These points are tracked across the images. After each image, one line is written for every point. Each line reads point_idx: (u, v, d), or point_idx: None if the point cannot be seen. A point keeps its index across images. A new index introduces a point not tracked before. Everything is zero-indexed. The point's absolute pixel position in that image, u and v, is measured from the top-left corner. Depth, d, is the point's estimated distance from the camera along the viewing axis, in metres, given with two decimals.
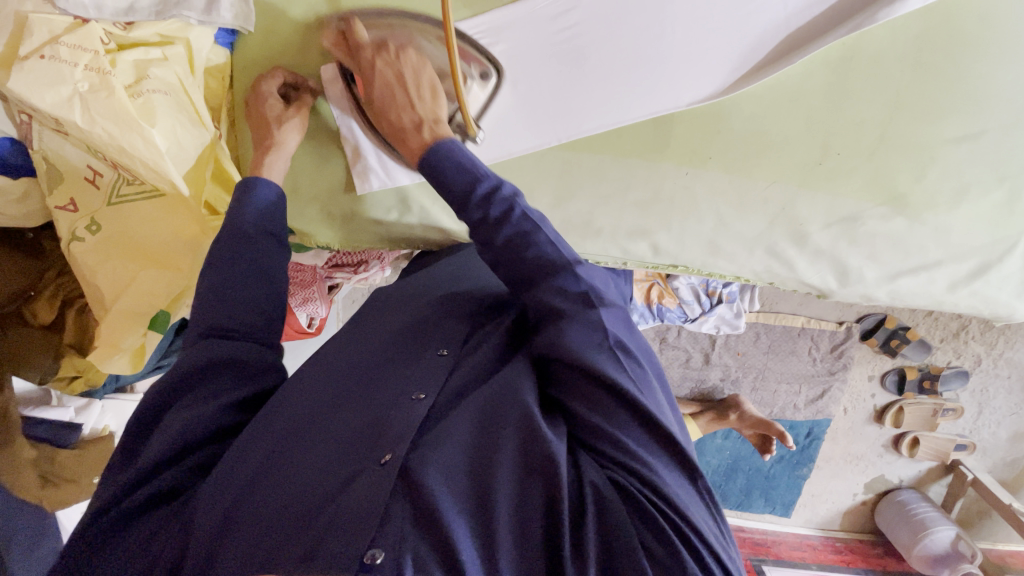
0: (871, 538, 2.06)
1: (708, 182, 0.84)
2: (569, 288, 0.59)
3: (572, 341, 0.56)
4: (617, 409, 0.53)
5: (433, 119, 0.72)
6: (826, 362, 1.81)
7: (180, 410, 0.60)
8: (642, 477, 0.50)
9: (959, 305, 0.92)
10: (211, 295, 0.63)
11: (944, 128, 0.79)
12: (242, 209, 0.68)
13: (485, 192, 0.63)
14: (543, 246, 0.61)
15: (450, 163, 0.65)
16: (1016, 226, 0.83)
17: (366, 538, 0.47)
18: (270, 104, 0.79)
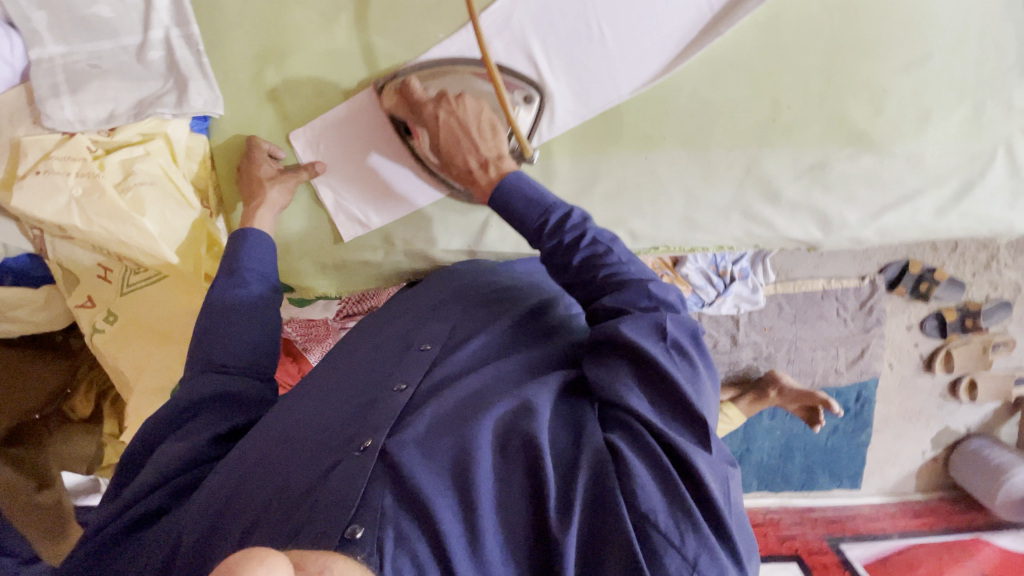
0: (952, 496, 1.94)
1: (666, 160, 0.86)
2: (634, 300, 0.63)
3: (629, 333, 0.60)
4: (648, 387, 0.59)
5: (497, 159, 0.73)
6: (858, 320, 1.76)
7: (176, 439, 0.66)
8: (648, 442, 0.55)
9: (953, 229, 0.89)
10: (209, 340, 0.70)
11: (887, 60, 0.79)
12: (239, 257, 0.77)
13: (557, 222, 0.67)
14: (607, 266, 0.65)
15: (518, 199, 0.69)
16: (989, 138, 0.82)
17: (345, 517, 0.51)
18: (264, 167, 0.87)
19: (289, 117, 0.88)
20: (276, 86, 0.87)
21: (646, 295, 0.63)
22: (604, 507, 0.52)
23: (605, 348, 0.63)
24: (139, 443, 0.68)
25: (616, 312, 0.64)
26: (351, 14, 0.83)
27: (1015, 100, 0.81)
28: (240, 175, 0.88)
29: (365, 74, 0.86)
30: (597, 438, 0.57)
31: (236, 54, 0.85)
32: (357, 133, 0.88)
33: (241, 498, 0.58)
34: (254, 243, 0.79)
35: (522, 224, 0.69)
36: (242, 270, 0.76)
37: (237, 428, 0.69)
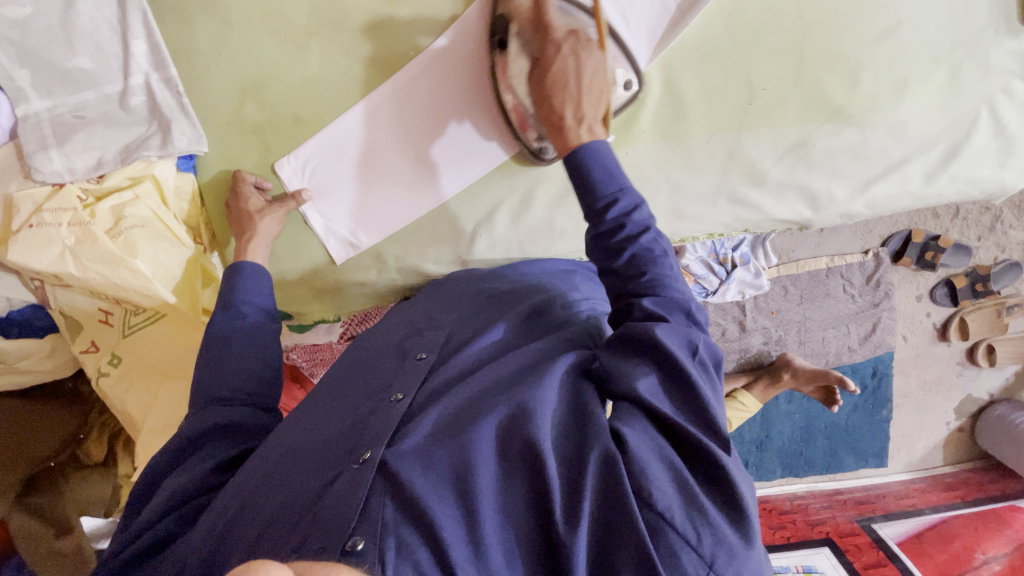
0: (981, 464, 1.91)
1: (647, 155, 0.86)
2: (671, 305, 0.63)
3: (663, 337, 0.60)
4: (666, 387, 0.60)
5: (593, 121, 0.66)
6: (867, 295, 1.74)
7: (182, 470, 0.67)
8: (664, 445, 0.57)
9: (943, 194, 0.88)
10: (208, 373, 0.73)
11: (858, 32, 0.79)
12: (236, 291, 0.79)
13: (617, 212, 0.64)
14: (654, 271, 0.64)
15: (597, 172, 0.64)
16: (971, 100, 0.81)
17: (347, 530, 0.52)
18: (252, 200, 0.88)
19: (272, 148, 0.89)
20: (257, 119, 0.88)
21: (683, 311, 0.63)
22: (616, 504, 0.52)
23: (628, 342, 0.63)
24: (147, 478, 0.69)
25: (649, 318, 0.63)
26: (324, 41, 0.84)
27: (993, 59, 0.80)
28: (229, 211, 0.89)
29: (342, 98, 0.87)
30: (605, 438, 0.56)
31: (216, 92, 0.87)
32: (351, 151, 0.89)
33: (243, 520, 0.59)
34: (250, 276, 0.81)
35: (585, 196, 0.65)
36: (241, 304, 0.78)
37: (241, 456, 0.71)
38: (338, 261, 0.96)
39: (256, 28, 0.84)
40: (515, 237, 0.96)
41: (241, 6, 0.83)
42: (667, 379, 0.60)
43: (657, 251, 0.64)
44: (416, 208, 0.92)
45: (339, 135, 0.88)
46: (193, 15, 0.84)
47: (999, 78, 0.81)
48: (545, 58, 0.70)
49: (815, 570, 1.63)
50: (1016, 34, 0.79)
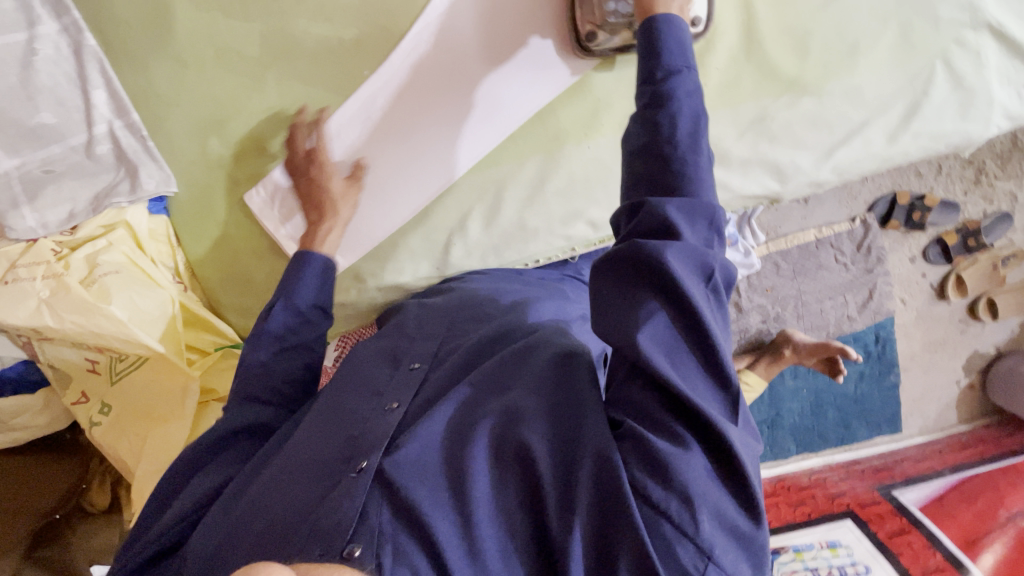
0: (997, 420, 1.88)
1: (609, 147, 0.89)
2: (693, 213, 0.53)
3: (673, 260, 0.51)
4: (673, 324, 0.53)
5: (682, 2, 0.61)
6: (859, 262, 1.73)
7: (203, 475, 0.73)
8: (668, 420, 0.52)
9: (910, 153, 0.87)
10: (253, 369, 0.76)
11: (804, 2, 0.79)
12: (296, 286, 0.78)
13: (677, 85, 0.57)
14: (687, 165, 0.54)
15: (668, 43, 0.57)
16: (924, 56, 0.81)
17: (344, 537, 0.54)
18: (332, 180, 0.85)
19: (239, 181, 0.90)
20: (221, 155, 0.89)
21: (707, 222, 0.54)
22: (614, 500, 0.51)
23: (629, 264, 0.54)
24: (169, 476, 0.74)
25: (663, 228, 0.53)
26: (279, 71, 0.86)
27: (942, 13, 0.80)
28: (308, 187, 0.85)
29: (301, 124, 0.88)
30: (598, 433, 0.54)
31: (180, 133, 0.88)
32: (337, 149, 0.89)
33: (243, 527, 0.61)
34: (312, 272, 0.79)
35: (649, 61, 0.58)
36: (300, 303, 0.78)
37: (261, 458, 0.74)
38: None
39: (211, 66, 0.86)
40: (489, 244, 0.95)
41: (195, 46, 0.85)
42: (677, 318, 0.52)
43: (698, 146, 0.55)
44: (394, 216, 0.92)
45: (304, 158, 0.89)
46: (150, 60, 0.85)
47: (951, 31, 0.80)
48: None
49: (841, 544, 1.57)
50: None
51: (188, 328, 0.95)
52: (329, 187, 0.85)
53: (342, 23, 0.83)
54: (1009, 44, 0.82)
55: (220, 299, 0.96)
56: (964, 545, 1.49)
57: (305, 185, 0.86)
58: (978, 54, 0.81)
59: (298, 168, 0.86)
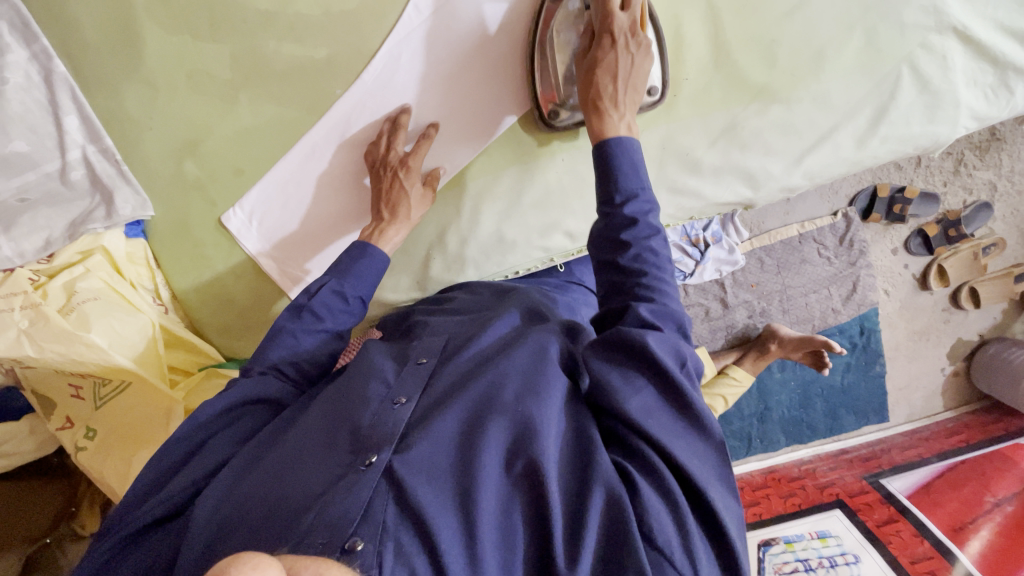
0: (982, 406, 1.91)
1: (584, 157, 0.89)
2: (663, 310, 0.62)
3: (655, 348, 0.59)
4: (658, 399, 0.61)
5: (631, 121, 0.70)
6: (842, 256, 1.75)
7: (222, 441, 0.71)
8: (670, 483, 0.57)
9: (879, 156, 0.88)
10: (285, 350, 0.77)
11: (771, 10, 0.80)
12: (351, 273, 0.81)
13: (634, 206, 0.65)
14: (652, 275, 0.63)
15: (624, 162, 0.66)
16: (890, 60, 0.82)
17: (348, 531, 0.53)
18: (413, 176, 0.84)
19: (216, 202, 0.90)
20: (196, 177, 0.89)
21: (675, 323, 0.63)
22: (619, 535, 0.54)
23: (618, 349, 0.62)
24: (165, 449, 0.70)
25: (642, 324, 0.62)
26: (251, 93, 0.86)
27: (906, 18, 0.80)
28: (384, 182, 0.84)
29: (275, 145, 0.88)
30: (607, 471, 0.57)
31: (154, 156, 0.88)
32: (324, 176, 0.89)
33: (246, 508, 0.59)
34: (368, 264, 0.81)
35: (607, 183, 0.67)
36: (349, 292, 0.80)
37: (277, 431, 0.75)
38: (293, 298, 0.94)
39: (183, 89, 0.86)
40: (468, 257, 0.95)
41: (166, 70, 0.85)
42: (665, 392, 0.61)
43: (660, 258, 0.65)
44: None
45: (279, 178, 0.89)
46: (121, 85, 0.85)
47: (916, 35, 0.81)
48: (596, 45, 0.70)
49: (830, 534, 1.59)
50: None
51: (170, 349, 0.95)
52: (408, 194, 0.83)
53: (313, 43, 0.83)
54: (973, 46, 0.83)
55: (202, 319, 0.96)
56: (950, 530, 1.49)
57: (386, 182, 0.84)
58: (944, 57, 0.82)
59: (380, 162, 0.84)
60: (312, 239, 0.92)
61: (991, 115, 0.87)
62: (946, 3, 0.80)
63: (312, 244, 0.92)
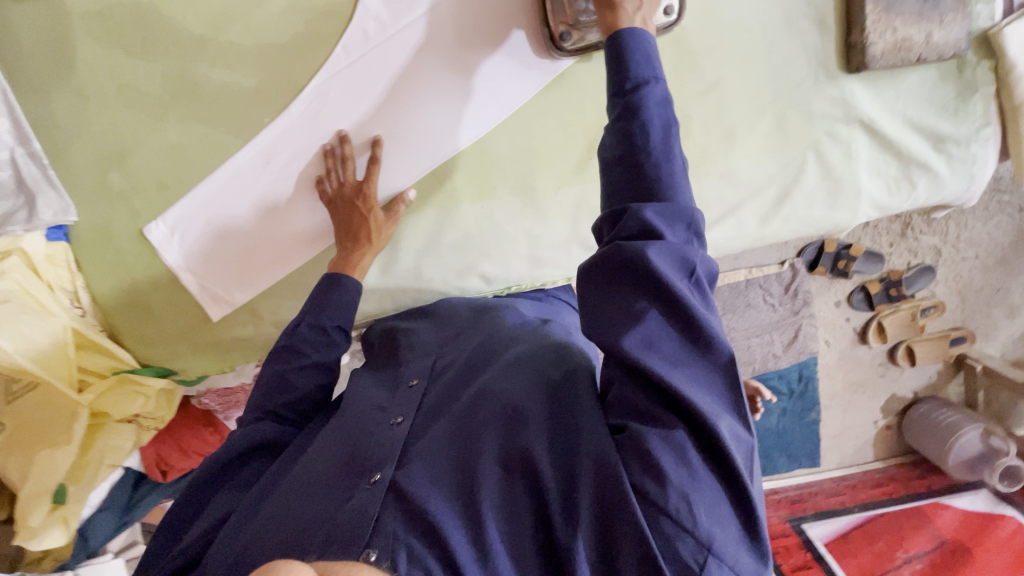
0: (912, 460, 1.92)
1: (502, 207, 0.92)
2: (672, 210, 0.56)
3: (654, 257, 0.54)
4: (664, 320, 0.56)
5: (647, 20, 0.66)
6: (786, 304, 1.73)
7: (227, 490, 0.77)
8: (677, 430, 0.54)
9: (781, 235, 0.91)
10: (273, 395, 0.82)
11: (686, 86, 0.83)
12: (327, 306, 0.84)
13: (646, 94, 0.60)
14: (664, 167, 0.57)
15: (637, 55, 0.62)
16: (797, 146, 0.85)
17: (362, 542, 0.57)
18: (376, 212, 0.87)
19: (140, 213, 0.92)
20: (121, 187, 0.91)
21: (686, 225, 0.57)
22: (614, 505, 0.53)
23: (618, 271, 0.57)
24: (183, 500, 0.77)
25: (646, 231, 0.56)
26: (179, 112, 0.87)
27: (815, 106, 0.84)
28: (346, 218, 0.87)
29: (200, 165, 0.89)
30: (595, 440, 0.57)
31: (81, 164, 0.90)
32: (294, 151, 0.88)
33: (260, 536, 0.63)
34: (344, 294, 0.85)
35: (617, 74, 0.62)
36: (326, 321, 0.84)
37: None
38: (212, 316, 0.96)
39: (113, 101, 0.87)
40: (384, 290, 0.97)
41: (97, 82, 0.86)
42: (667, 315, 0.55)
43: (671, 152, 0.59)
44: (290, 263, 0.94)
45: (202, 197, 0.91)
46: (52, 92, 0.87)
47: (824, 123, 0.84)
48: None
49: None
50: (836, 81, 0.83)
51: (83, 351, 0.96)
52: (367, 222, 0.86)
53: (243, 71, 0.85)
54: (879, 138, 0.86)
55: (119, 326, 0.97)
56: None
57: (347, 214, 0.87)
58: (849, 147, 0.86)
59: (342, 206, 0.88)
60: (264, 237, 0.92)
61: (892, 206, 0.90)
62: (855, 97, 0.84)
63: (268, 237, 0.92)
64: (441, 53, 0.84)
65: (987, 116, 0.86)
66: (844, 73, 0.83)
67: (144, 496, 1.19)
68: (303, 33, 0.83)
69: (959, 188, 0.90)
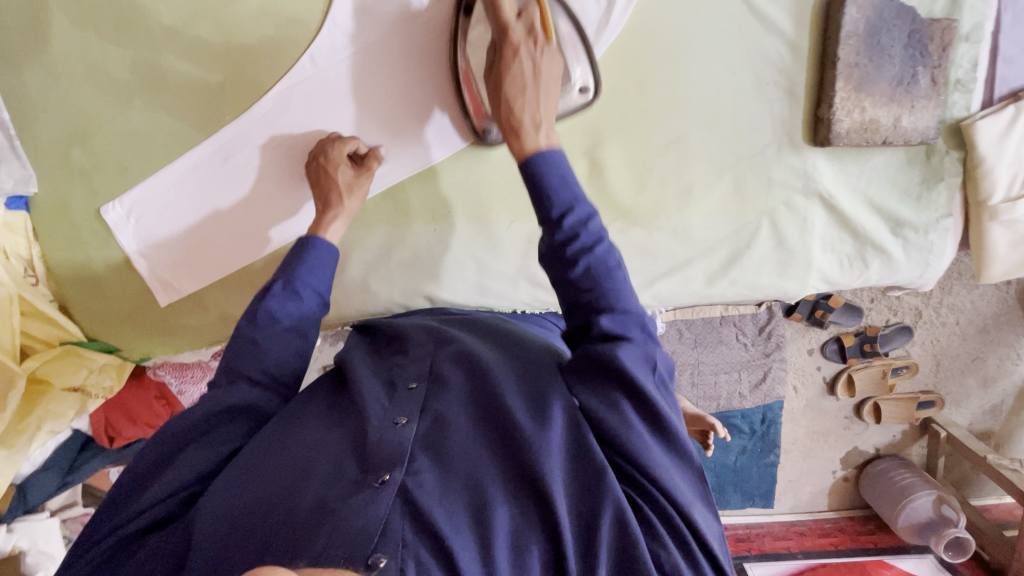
0: (862, 515, 1.85)
1: (455, 233, 0.94)
2: (626, 318, 0.56)
3: (625, 360, 0.55)
4: (636, 411, 0.57)
5: (552, 133, 0.59)
6: (758, 345, 1.61)
7: (200, 447, 0.65)
8: (674, 514, 0.57)
9: (727, 296, 0.90)
10: (246, 351, 0.68)
11: (646, 140, 0.82)
12: (299, 267, 0.72)
13: (574, 220, 0.55)
14: (608, 288, 0.55)
15: (552, 178, 0.56)
16: (752, 212, 0.85)
17: (368, 546, 0.51)
18: (341, 171, 0.82)
19: (100, 193, 0.93)
20: (84, 166, 0.92)
21: (641, 327, 0.57)
22: (631, 562, 0.54)
23: (594, 370, 0.58)
24: (152, 444, 0.66)
25: (609, 338, 0.56)
26: (145, 99, 0.88)
27: (775, 174, 0.83)
28: (319, 178, 0.83)
29: (163, 156, 0.90)
30: (617, 492, 0.56)
31: (45, 138, 0.90)
32: (264, 154, 0.88)
33: (248, 524, 0.56)
34: (316, 256, 0.73)
35: (539, 205, 0.56)
36: (301, 286, 0.71)
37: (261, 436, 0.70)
38: (161, 303, 0.98)
39: (80, 80, 0.87)
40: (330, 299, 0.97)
41: (67, 60, 0.87)
42: (645, 413, 0.57)
43: (611, 264, 0.55)
44: (238, 258, 0.95)
45: (159, 184, 0.91)
46: (23, 65, 0.87)
47: (782, 193, 0.84)
48: (497, 60, 0.63)
49: None
50: (800, 153, 0.82)
51: (29, 319, 0.97)
52: (336, 180, 0.81)
53: (210, 67, 0.85)
54: (837, 216, 0.85)
55: (70, 298, 0.98)
56: None
57: (316, 175, 0.83)
58: (805, 220, 0.85)
59: (316, 169, 0.83)
60: (217, 235, 0.93)
61: (843, 282, 0.89)
62: (818, 170, 0.83)
63: (222, 235, 0.93)
64: (402, 79, 0.84)
65: (950, 207, 0.85)
66: (809, 146, 0.82)
67: (88, 459, 1.21)
68: (274, 38, 0.84)
69: (912, 273, 0.88)
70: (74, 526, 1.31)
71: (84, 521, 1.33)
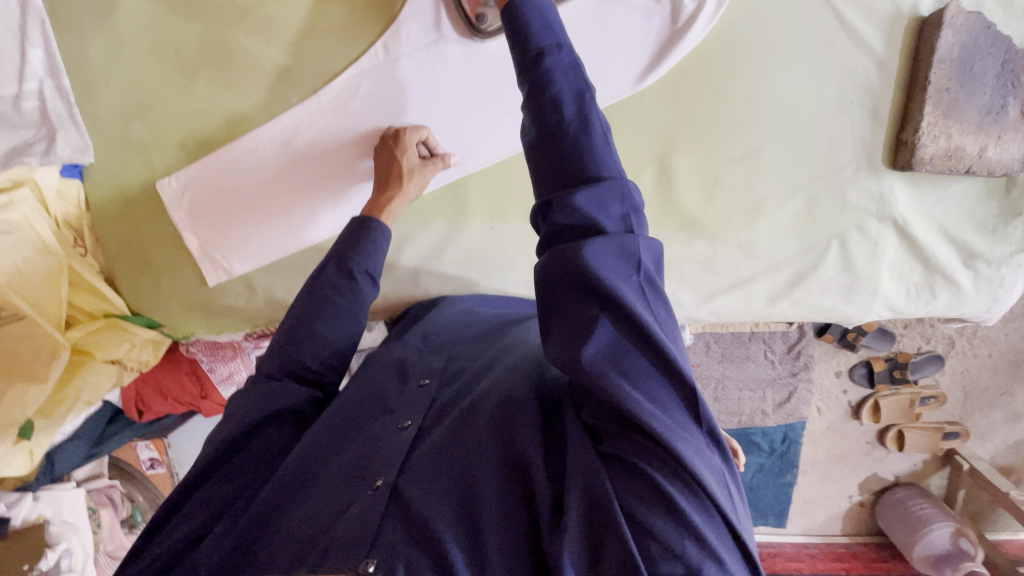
0: (877, 541, 1.82)
1: (510, 232, 0.92)
2: (609, 197, 0.46)
3: (594, 261, 0.44)
4: (616, 328, 0.44)
5: None
6: (785, 363, 1.57)
7: (230, 476, 0.61)
8: (674, 474, 0.43)
9: (787, 316, 0.90)
10: (289, 341, 0.66)
11: (719, 152, 0.81)
12: (357, 251, 0.69)
13: (552, 66, 0.48)
14: (591, 151, 0.46)
15: (535, 25, 0.50)
16: (821, 232, 0.83)
17: (363, 552, 0.47)
18: (408, 152, 0.81)
19: (159, 167, 0.91)
20: (145, 140, 0.90)
21: (622, 203, 0.46)
22: (604, 523, 0.43)
23: (560, 275, 0.45)
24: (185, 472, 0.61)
25: (579, 222, 0.45)
26: (209, 75, 0.86)
27: (850, 196, 0.81)
28: (382, 161, 0.82)
29: (225, 134, 0.89)
30: (590, 456, 0.46)
31: (105, 109, 0.89)
32: (313, 143, 0.88)
33: (268, 536, 0.53)
34: (371, 240, 0.70)
35: (519, 51, 0.50)
36: (354, 266, 0.68)
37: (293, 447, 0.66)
38: (209, 284, 0.97)
39: (146, 53, 0.86)
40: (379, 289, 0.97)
41: (134, 31, 0.85)
42: (625, 328, 0.44)
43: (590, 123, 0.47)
44: (276, 248, 0.95)
45: (202, 177, 0.90)
46: (88, 32, 0.86)
47: (854, 215, 0.82)
48: None
49: None
50: (877, 175, 0.80)
51: (75, 290, 0.96)
52: (399, 160, 0.80)
53: (279, 47, 0.84)
54: (909, 242, 0.83)
55: (116, 270, 0.97)
56: None
57: (386, 157, 0.81)
58: (875, 244, 0.83)
59: (382, 149, 0.83)
60: (264, 224, 0.93)
61: (908, 310, 0.88)
62: (894, 194, 0.81)
63: (264, 224, 0.93)
64: (474, 76, 0.84)
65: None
66: (886, 170, 0.80)
67: (116, 431, 1.20)
68: (348, 20, 0.82)
69: (980, 306, 0.87)
70: (99, 497, 1.34)
71: (110, 494, 1.36)
